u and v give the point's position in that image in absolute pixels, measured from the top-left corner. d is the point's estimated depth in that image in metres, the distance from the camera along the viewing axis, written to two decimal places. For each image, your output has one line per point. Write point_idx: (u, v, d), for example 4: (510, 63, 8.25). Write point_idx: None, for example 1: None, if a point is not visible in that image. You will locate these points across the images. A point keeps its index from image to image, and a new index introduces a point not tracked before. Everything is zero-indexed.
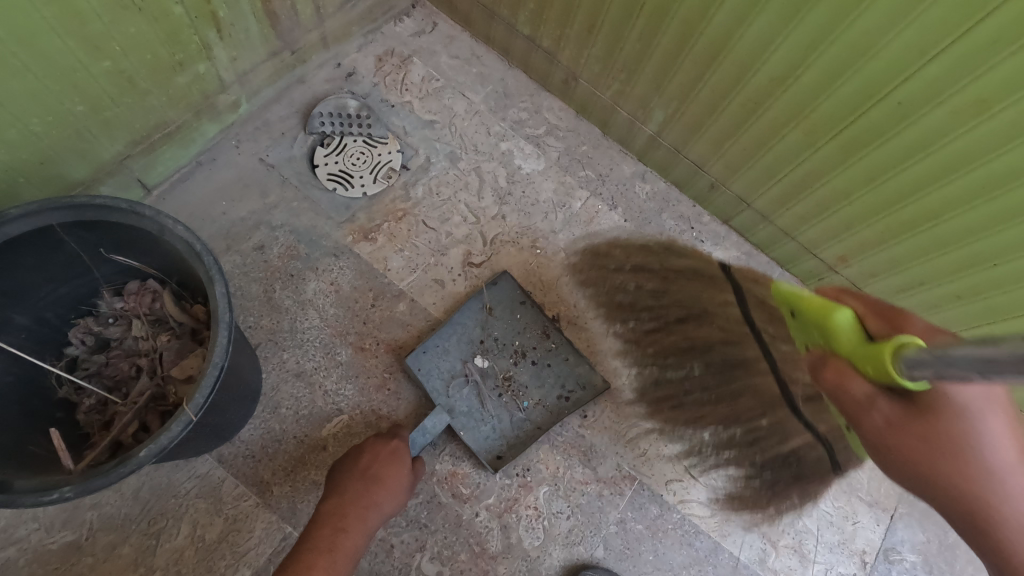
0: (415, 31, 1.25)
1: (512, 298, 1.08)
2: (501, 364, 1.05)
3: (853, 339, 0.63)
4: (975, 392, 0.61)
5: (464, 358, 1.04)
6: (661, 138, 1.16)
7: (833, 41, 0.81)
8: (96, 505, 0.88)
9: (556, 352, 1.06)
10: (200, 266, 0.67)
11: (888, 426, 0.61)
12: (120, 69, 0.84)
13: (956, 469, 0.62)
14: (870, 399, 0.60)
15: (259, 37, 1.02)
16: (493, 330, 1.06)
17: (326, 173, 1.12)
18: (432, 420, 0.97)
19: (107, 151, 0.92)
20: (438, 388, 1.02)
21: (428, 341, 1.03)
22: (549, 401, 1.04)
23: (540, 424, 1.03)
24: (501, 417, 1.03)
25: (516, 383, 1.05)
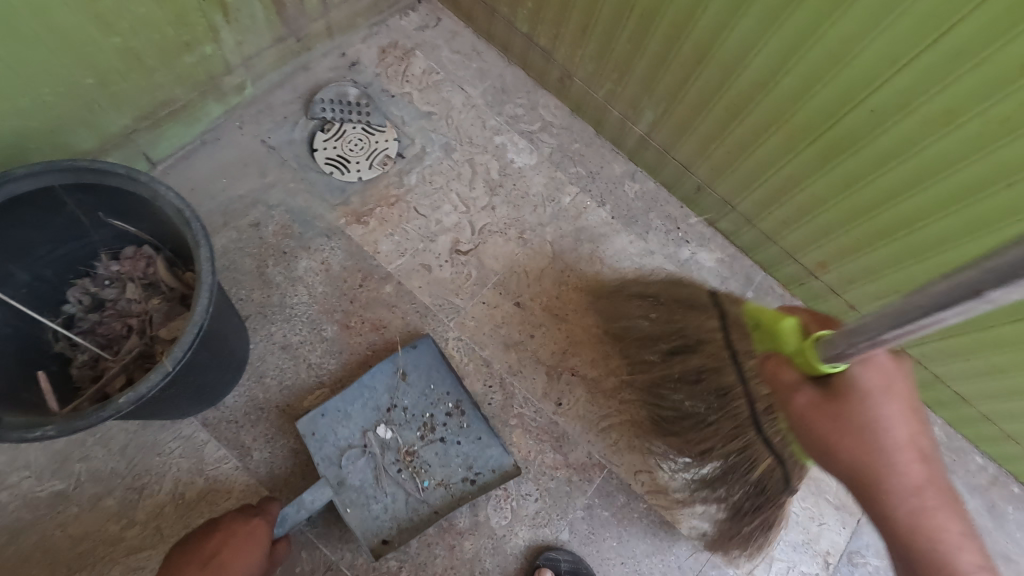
0: (419, 25, 1.30)
1: (428, 365, 1.05)
2: (409, 433, 1.02)
3: (795, 341, 0.69)
4: (873, 377, 0.63)
5: (364, 427, 1.01)
6: (651, 139, 1.19)
7: (810, 47, 0.84)
8: (84, 458, 0.92)
9: (467, 430, 1.03)
10: (187, 230, 0.71)
11: (811, 408, 0.66)
12: (129, 46, 0.89)
13: (854, 441, 0.62)
14: (797, 382, 0.67)
15: (266, 23, 1.06)
16: (402, 399, 1.03)
17: (324, 157, 1.16)
18: (312, 494, 0.91)
19: (115, 124, 0.97)
20: (329, 457, 0.98)
21: (328, 404, 0.99)
22: (451, 482, 1.01)
23: (438, 508, 1.00)
24: (395, 495, 0.99)
25: (418, 460, 1.01)
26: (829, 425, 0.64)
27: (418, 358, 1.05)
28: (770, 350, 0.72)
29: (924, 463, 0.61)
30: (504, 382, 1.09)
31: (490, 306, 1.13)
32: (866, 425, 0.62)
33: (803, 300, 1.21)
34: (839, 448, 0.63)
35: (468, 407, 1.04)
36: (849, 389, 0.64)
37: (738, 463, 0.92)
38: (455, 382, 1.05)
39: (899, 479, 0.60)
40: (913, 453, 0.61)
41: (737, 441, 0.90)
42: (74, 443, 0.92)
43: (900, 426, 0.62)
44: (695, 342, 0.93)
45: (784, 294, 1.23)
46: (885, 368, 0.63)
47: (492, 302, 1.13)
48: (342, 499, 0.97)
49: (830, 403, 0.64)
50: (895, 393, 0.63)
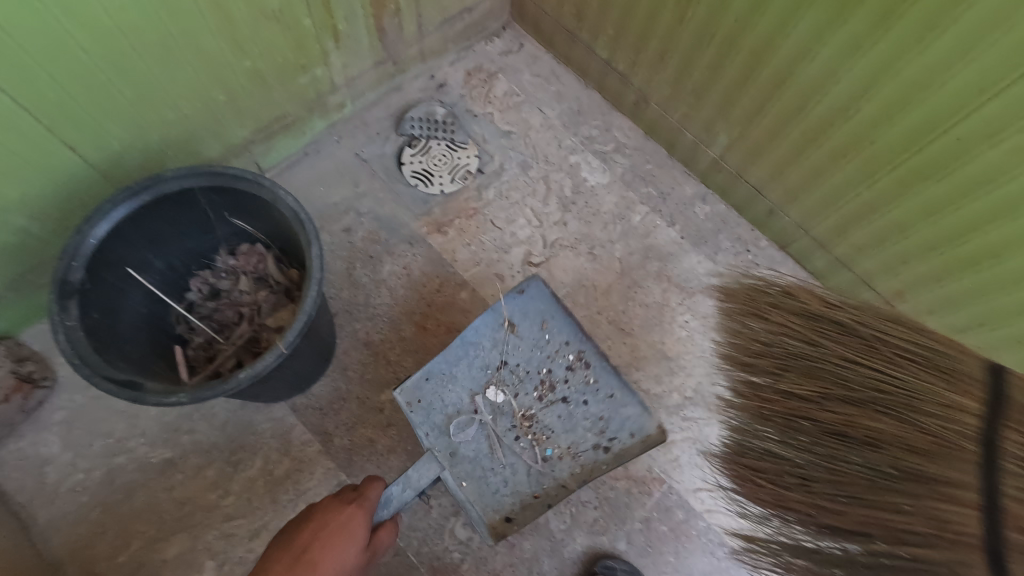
0: (503, 50, 1.39)
1: (535, 319, 1.03)
2: (530, 386, 1.04)
3: None
4: None
5: (473, 390, 1.03)
6: (724, 162, 1.22)
7: (893, 76, 0.85)
8: (190, 431, 1.03)
9: (592, 387, 1.02)
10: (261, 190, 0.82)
11: None
12: (256, 68, 1.01)
13: None
14: None
15: (369, 48, 1.17)
16: (512, 356, 1.04)
17: (411, 170, 1.26)
18: (414, 472, 0.92)
19: (236, 135, 1.09)
20: (439, 422, 1.01)
21: (431, 364, 1.01)
22: (576, 448, 1.01)
23: (564, 480, 1.00)
24: (515, 465, 1.01)
25: (536, 423, 1.03)
26: None
27: (527, 310, 1.03)
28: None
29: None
30: None
31: None
32: None
33: None
34: None
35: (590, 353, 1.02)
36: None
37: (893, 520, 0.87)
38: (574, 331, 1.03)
39: None
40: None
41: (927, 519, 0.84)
42: (183, 417, 1.03)
43: None
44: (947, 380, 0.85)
45: None
46: None
47: None
48: (455, 471, 0.99)
49: None
50: None
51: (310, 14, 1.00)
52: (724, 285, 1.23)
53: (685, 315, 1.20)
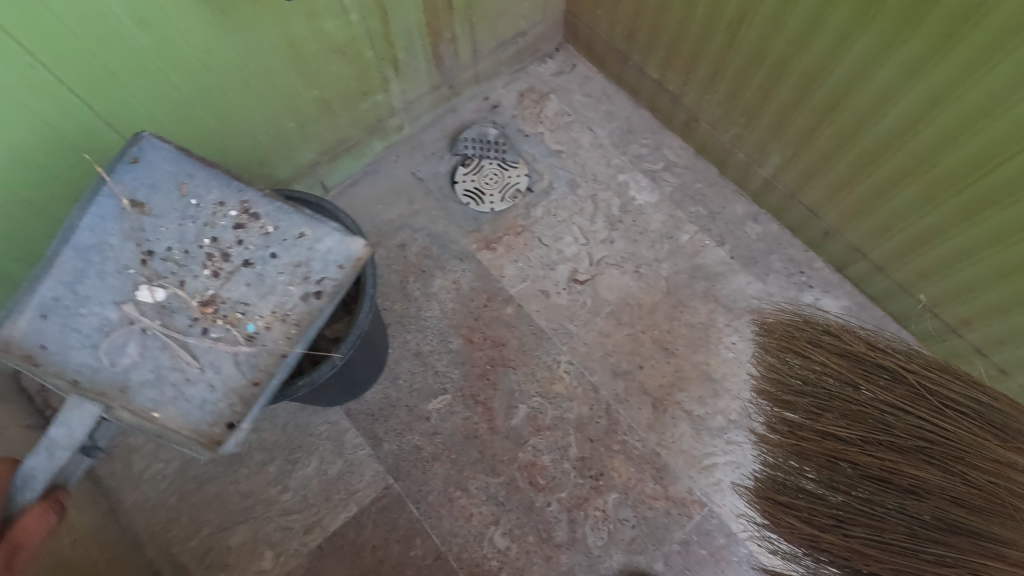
0: (556, 71, 1.42)
1: (162, 190, 0.76)
2: (188, 269, 0.75)
3: None
4: None
5: (120, 301, 0.72)
6: (776, 182, 1.19)
7: (955, 100, 0.82)
8: (256, 429, 1.12)
9: (278, 235, 0.76)
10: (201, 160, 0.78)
11: None
12: (322, 97, 1.09)
13: None
14: None
15: (426, 74, 1.24)
16: (161, 237, 0.75)
17: (463, 189, 1.31)
18: (62, 427, 0.64)
19: (304, 157, 1.18)
20: (92, 360, 0.70)
21: (64, 278, 0.71)
22: (289, 310, 0.73)
23: (281, 351, 0.72)
24: (222, 366, 0.71)
25: (228, 303, 0.74)
26: None
27: (144, 172, 0.76)
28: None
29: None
30: (610, 410, 1.13)
31: (602, 333, 1.19)
32: None
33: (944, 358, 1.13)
34: None
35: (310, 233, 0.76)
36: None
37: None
38: (308, 220, 0.76)
39: None
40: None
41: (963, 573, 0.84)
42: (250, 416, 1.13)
43: None
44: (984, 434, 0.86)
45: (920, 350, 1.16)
46: None
47: (605, 330, 1.19)
48: (139, 405, 0.68)
49: None
50: None
51: (372, 47, 1.07)
52: (774, 307, 1.21)
53: (732, 337, 1.19)
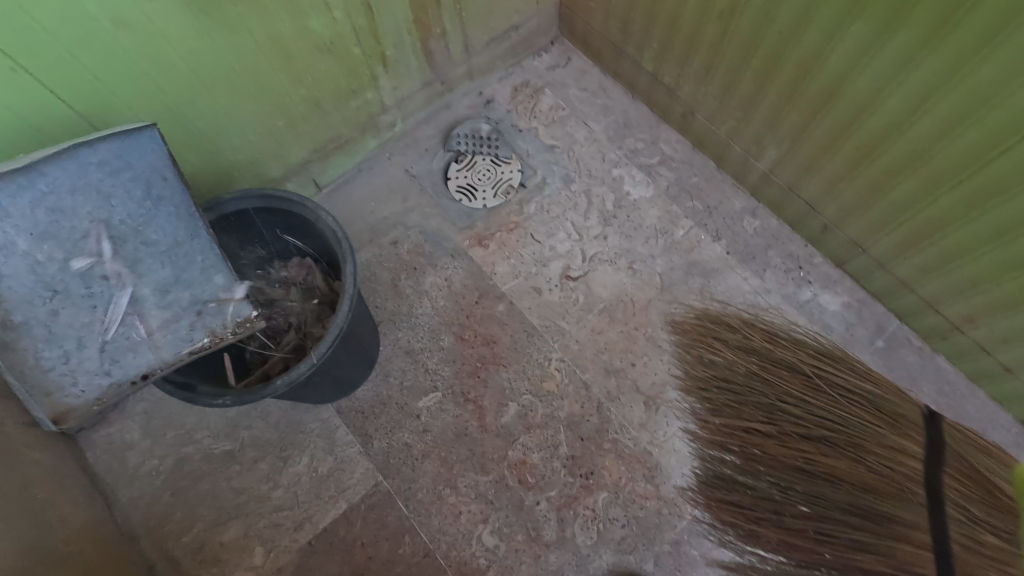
0: (551, 65, 1.40)
1: (129, 175, 0.78)
2: (87, 238, 0.76)
3: None
4: None
5: (37, 238, 0.73)
6: (774, 176, 1.16)
7: (951, 90, 0.79)
8: (248, 427, 1.13)
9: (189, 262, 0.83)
10: (181, 180, 0.82)
11: None
12: (312, 95, 1.09)
13: None
14: None
15: (417, 70, 1.23)
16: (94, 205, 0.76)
17: (456, 185, 1.31)
18: None
19: (295, 156, 1.18)
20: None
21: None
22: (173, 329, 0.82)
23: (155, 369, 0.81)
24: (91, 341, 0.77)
25: (121, 289, 0.78)
26: None
27: (127, 158, 0.78)
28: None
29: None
30: (601, 408, 1.12)
31: (595, 331, 1.18)
32: None
33: (948, 355, 1.09)
34: None
35: (213, 278, 0.85)
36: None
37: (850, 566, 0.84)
38: (225, 275, 0.86)
39: None
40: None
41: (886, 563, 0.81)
42: (243, 414, 1.13)
43: None
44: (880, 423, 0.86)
45: (923, 348, 1.12)
46: None
47: (597, 328, 1.18)
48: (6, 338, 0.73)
49: None
50: None
51: (359, 44, 1.07)
52: (772, 304, 1.18)
53: None
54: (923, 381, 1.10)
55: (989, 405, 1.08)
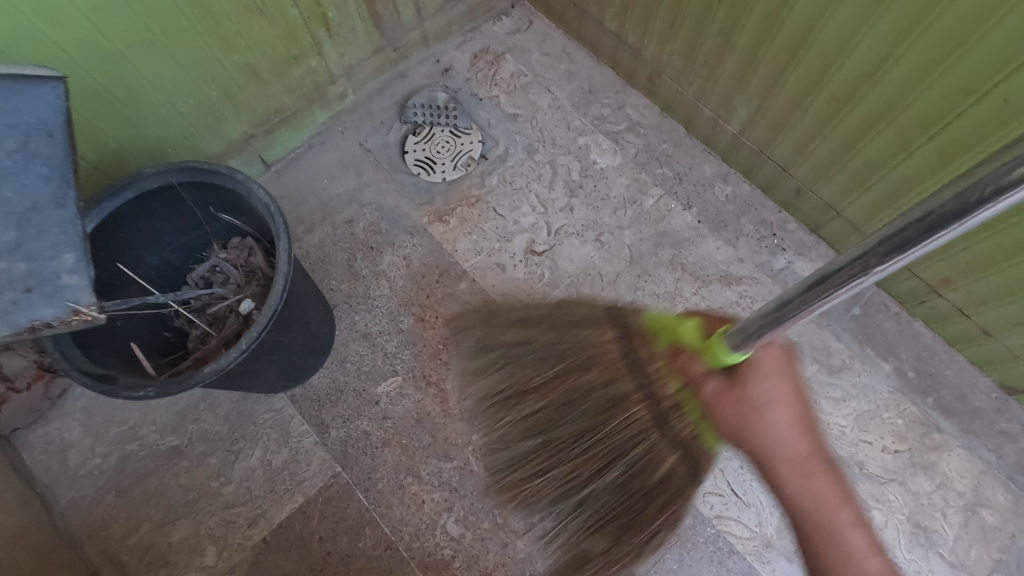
0: (512, 30, 1.32)
1: (4, 122, 0.64)
2: None
3: (696, 338, 0.77)
4: (763, 384, 0.74)
5: None
6: (744, 138, 1.11)
7: (922, 33, 0.73)
8: (197, 421, 1.06)
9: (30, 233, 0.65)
10: (70, 140, 0.67)
11: (717, 395, 0.75)
12: (246, 62, 1.01)
13: (767, 429, 0.73)
14: (705, 373, 0.75)
15: (365, 35, 1.15)
16: None
17: (413, 159, 1.23)
18: None
19: (236, 130, 1.10)
20: None
21: None
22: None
23: None
24: None
25: None
26: (729, 406, 0.74)
27: (9, 104, 0.64)
28: (672, 344, 0.79)
29: (806, 433, 0.73)
30: None
31: None
32: (758, 414, 0.73)
33: (926, 320, 1.05)
34: (759, 430, 0.73)
35: (61, 256, 0.66)
36: (743, 373, 0.74)
37: None
38: (77, 255, 0.66)
39: (777, 445, 0.72)
40: (797, 427, 0.73)
41: None
42: (190, 407, 1.07)
43: (785, 424, 0.73)
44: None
45: (900, 313, 1.08)
46: (772, 357, 0.75)
47: None
48: None
49: (735, 388, 0.74)
50: (773, 372, 0.74)
51: (295, 4, 0.99)
52: (745, 273, 1.13)
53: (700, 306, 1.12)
54: (900, 347, 1.06)
55: (969, 369, 1.04)
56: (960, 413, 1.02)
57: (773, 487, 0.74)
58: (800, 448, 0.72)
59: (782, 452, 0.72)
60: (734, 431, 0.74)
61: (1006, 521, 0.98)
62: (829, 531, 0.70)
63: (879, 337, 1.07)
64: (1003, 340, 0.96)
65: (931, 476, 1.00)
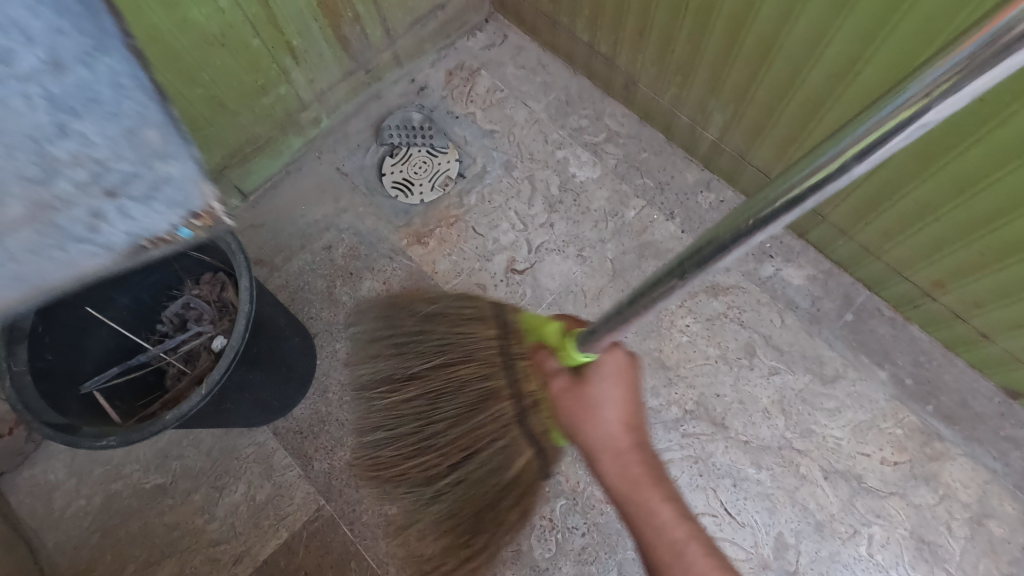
0: (486, 44, 1.30)
1: None
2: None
3: (556, 336, 0.76)
4: (609, 362, 0.77)
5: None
6: (723, 144, 1.08)
7: (889, 34, 0.70)
8: (180, 457, 1.05)
9: None
10: None
11: (566, 390, 0.76)
12: (212, 95, 1.00)
13: (593, 424, 0.75)
14: (556, 369, 0.77)
15: (333, 59, 1.14)
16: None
17: (391, 181, 1.22)
18: None
19: (207, 162, 1.09)
20: None
21: None
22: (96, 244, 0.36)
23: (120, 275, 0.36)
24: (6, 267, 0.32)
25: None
26: (573, 403, 0.75)
27: None
28: (536, 344, 0.79)
29: (628, 432, 0.76)
30: None
31: None
32: (596, 409, 0.75)
33: (921, 324, 1.01)
34: (590, 427, 0.75)
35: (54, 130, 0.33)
36: (594, 375, 0.76)
37: (489, 461, 0.83)
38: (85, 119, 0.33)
39: (599, 436, 0.75)
40: (619, 423, 0.76)
41: (491, 445, 0.82)
42: (173, 443, 1.05)
43: (619, 406, 0.76)
44: (470, 342, 0.83)
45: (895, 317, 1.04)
46: (617, 362, 0.77)
47: None
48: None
49: (582, 384, 0.76)
50: (613, 373, 0.77)
51: (257, 34, 0.98)
52: None
53: (686, 319, 1.06)
54: (896, 353, 1.02)
55: (968, 374, 0.99)
56: (962, 421, 0.98)
57: (594, 475, 0.76)
58: (619, 440, 0.76)
59: (609, 445, 0.75)
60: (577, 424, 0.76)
61: (1016, 533, 0.94)
62: (649, 529, 0.70)
63: (873, 343, 1.03)
64: (1001, 343, 0.91)
65: (934, 487, 0.96)
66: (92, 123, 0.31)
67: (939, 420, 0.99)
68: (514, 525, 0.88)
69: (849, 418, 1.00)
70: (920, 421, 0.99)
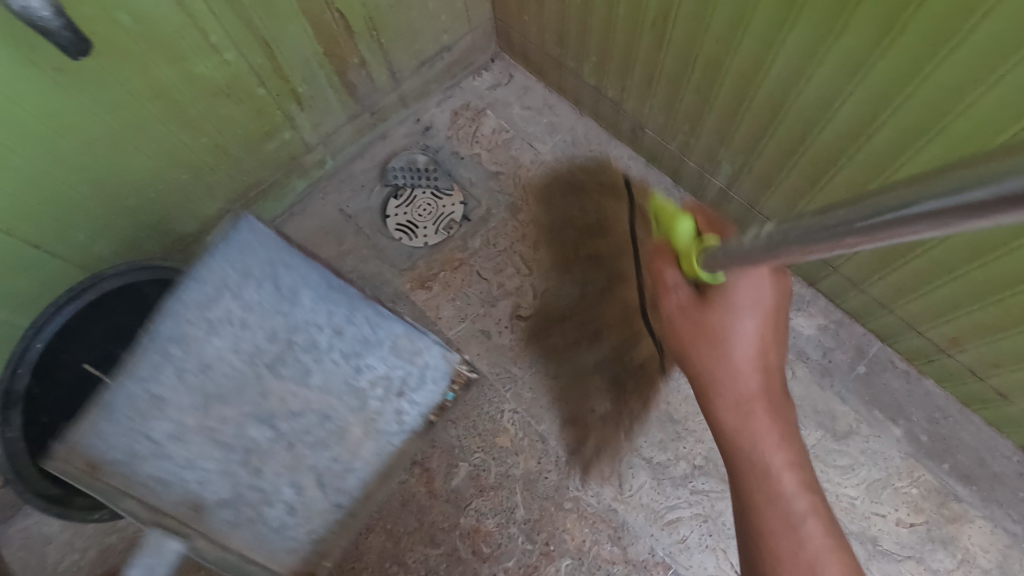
0: (492, 84, 1.29)
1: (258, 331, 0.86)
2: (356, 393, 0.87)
3: (687, 243, 0.74)
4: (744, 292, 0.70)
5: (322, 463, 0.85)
6: (732, 192, 1.06)
7: (904, 100, 0.68)
8: None
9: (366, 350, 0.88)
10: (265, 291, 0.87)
11: (680, 309, 0.72)
12: (215, 143, 0.99)
13: (711, 353, 0.71)
14: (676, 282, 0.73)
15: (339, 104, 1.13)
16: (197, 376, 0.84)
17: (395, 223, 1.21)
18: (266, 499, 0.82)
19: (210, 207, 1.09)
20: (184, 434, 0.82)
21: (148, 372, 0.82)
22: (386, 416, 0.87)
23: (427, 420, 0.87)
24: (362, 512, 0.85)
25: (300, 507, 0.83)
26: (688, 325, 0.72)
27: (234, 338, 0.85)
28: (664, 240, 0.77)
29: (760, 373, 0.70)
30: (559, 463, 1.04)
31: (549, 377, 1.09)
32: (723, 341, 0.70)
33: (936, 379, 0.98)
34: (705, 357, 0.71)
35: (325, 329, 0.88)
36: (721, 301, 0.71)
37: (625, 347, 0.99)
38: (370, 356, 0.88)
39: (728, 376, 0.70)
40: (754, 361, 0.70)
41: (622, 334, 0.99)
42: None
43: (751, 346, 0.70)
44: (604, 230, 1.03)
45: (909, 371, 1.01)
46: (757, 285, 0.70)
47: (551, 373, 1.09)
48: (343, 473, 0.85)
49: (703, 311, 0.71)
50: (757, 303, 0.71)
51: (262, 84, 0.97)
52: None
53: None
54: (910, 408, 1.00)
55: (985, 432, 0.97)
56: (979, 481, 0.96)
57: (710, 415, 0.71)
58: (751, 382, 0.70)
59: (732, 387, 0.70)
60: (714, 379, 0.71)
61: None
62: (776, 506, 0.64)
63: (886, 397, 1.01)
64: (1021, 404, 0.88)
65: (951, 551, 0.94)
66: (371, 352, 0.88)
67: (956, 479, 0.97)
68: (650, 395, 1.04)
69: (862, 476, 0.98)
70: (936, 480, 0.97)
